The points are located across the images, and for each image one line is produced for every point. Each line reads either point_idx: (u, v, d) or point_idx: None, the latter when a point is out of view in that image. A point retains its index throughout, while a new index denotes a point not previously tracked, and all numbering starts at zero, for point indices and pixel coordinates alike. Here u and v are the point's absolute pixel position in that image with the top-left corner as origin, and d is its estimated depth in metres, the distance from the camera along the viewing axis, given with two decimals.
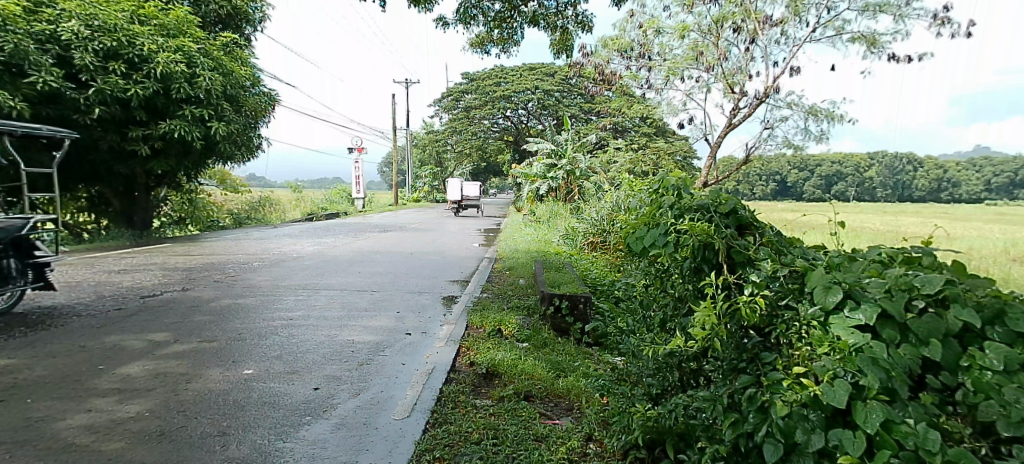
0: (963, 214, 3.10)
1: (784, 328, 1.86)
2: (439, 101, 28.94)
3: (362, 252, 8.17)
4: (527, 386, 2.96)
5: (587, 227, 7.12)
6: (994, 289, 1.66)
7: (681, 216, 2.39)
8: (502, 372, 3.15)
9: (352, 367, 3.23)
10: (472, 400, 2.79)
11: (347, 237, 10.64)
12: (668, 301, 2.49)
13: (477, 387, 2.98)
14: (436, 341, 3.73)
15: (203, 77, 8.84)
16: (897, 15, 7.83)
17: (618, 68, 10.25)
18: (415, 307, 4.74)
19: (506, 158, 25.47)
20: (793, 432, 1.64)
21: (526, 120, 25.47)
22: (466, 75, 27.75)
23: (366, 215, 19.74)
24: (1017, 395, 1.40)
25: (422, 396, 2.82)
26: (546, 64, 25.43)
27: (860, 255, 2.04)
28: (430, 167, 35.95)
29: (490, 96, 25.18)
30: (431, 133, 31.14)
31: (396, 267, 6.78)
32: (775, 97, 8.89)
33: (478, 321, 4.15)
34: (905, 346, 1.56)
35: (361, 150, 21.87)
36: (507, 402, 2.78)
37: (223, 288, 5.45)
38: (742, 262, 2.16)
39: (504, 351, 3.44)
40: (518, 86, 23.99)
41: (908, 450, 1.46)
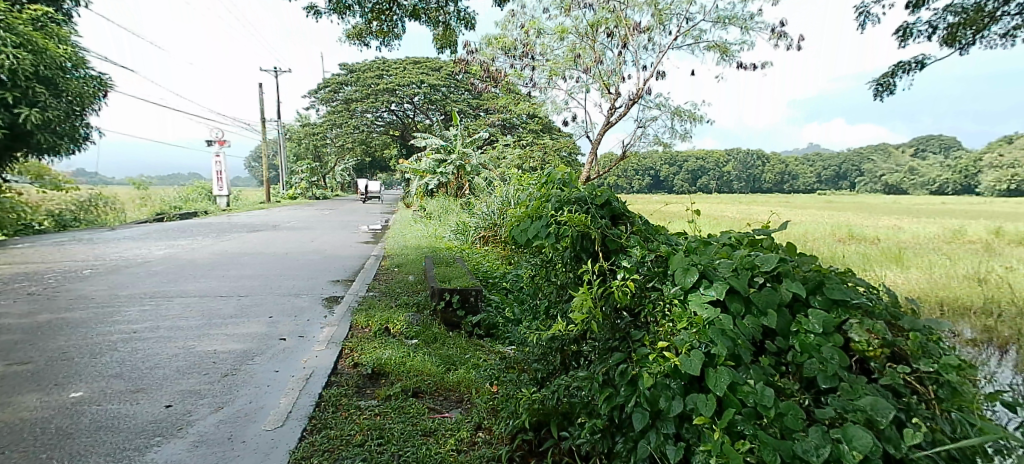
0: (805, 202, 4.94)
1: (650, 307, 2.02)
2: (316, 92, 27.38)
3: (226, 255, 7.51)
4: (416, 382, 2.92)
5: (478, 221, 7.18)
6: (817, 264, 1.93)
7: (561, 208, 2.48)
8: (389, 371, 3.07)
9: (213, 380, 2.97)
10: (356, 402, 2.70)
11: (210, 238, 9.72)
12: (551, 289, 2.56)
13: (361, 389, 2.89)
14: (316, 345, 3.55)
15: (5, 56, 7.74)
16: (743, 27, 8.81)
17: (503, 65, 10.49)
18: (291, 310, 4.46)
19: (392, 152, 24.83)
20: (657, 400, 1.78)
21: (411, 115, 24.82)
22: (344, 66, 26.65)
23: (232, 213, 18.18)
24: (832, 352, 1.65)
25: (297, 403, 2.67)
26: (430, 58, 25.11)
27: (714, 239, 2.25)
28: (308, 162, 33.96)
29: (373, 90, 24.35)
30: (307, 126, 29.39)
31: (267, 269, 6.33)
32: (646, 98, 9.55)
33: (362, 321, 4.01)
34: (748, 317, 1.77)
35: (222, 143, 19.97)
36: (393, 400, 2.72)
37: (41, 301, 4.73)
38: (615, 249, 2.30)
39: (392, 349, 3.37)
40: (402, 80, 23.38)
41: (749, 406, 1.64)
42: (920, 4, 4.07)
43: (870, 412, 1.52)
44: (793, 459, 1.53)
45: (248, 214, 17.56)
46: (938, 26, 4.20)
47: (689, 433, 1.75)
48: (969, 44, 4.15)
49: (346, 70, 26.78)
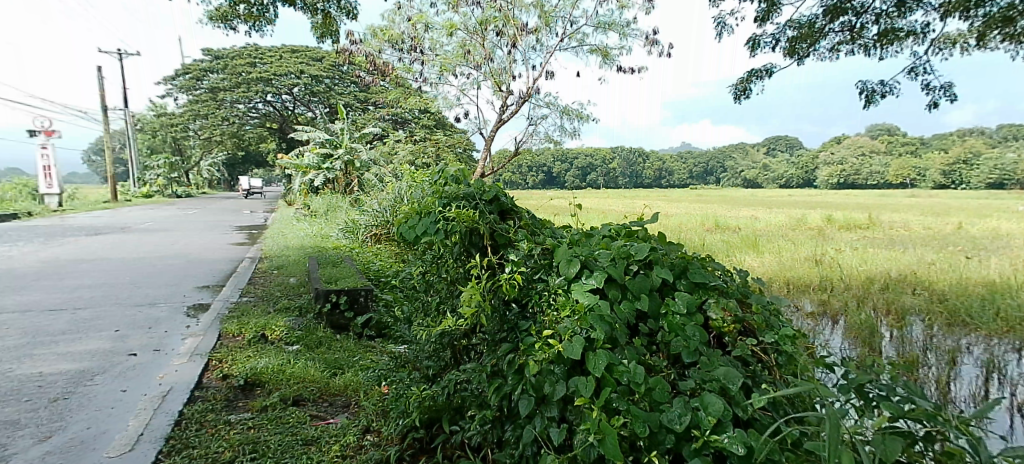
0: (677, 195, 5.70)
1: (537, 298, 2.10)
2: (175, 79, 24.71)
3: (59, 263, 6.58)
4: (297, 390, 2.78)
5: (368, 219, 6.96)
6: (683, 251, 2.12)
7: (449, 204, 2.48)
8: (265, 380, 2.90)
9: (40, 406, 2.62)
10: (225, 416, 2.51)
11: (40, 244, 8.44)
12: (440, 286, 2.51)
13: (231, 402, 2.68)
14: (176, 358, 3.25)
15: None
16: (622, 33, 9.35)
17: (390, 59, 10.27)
18: (145, 322, 4.04)
19: (269, 147, 23.18)
20: (542, 386, 1.86)
21: (290, 107, 23.27)
22: (209, 52, 24.31)
23: (69, 214, 15.89)
24: (694, 331, 1.82)
25: (151, 424, 2.42)
26: (310, 48, 23.73)
27: (595, 231, 2.38)
28: (168, 156, 30.57)
29: (244, 78, 22.47)
30: (166, 117, 26.48)
31: (116, 277, 5.64)
32: (537, 97, 9.81)
33: (233, 329, 3.73)
34: (624, 302, 1.91)
35: (51, 134, 17.37)
36: (270, 411, 2.57)
37: None
38: (504, 244, 2.35)
39: (269, 357, 3.17)
40: (277, 68, 21.78)
41: (623, 384, 1.76)
42: (765, 19, 4.59)
43: (723, 380, 1.69)
44: (660, 429, 1.66)
45: (90, 215, 15.46)
46: (781, 38, 4.75)
47: (570, 414, 1.84)
48: (805, 55, 4.75)
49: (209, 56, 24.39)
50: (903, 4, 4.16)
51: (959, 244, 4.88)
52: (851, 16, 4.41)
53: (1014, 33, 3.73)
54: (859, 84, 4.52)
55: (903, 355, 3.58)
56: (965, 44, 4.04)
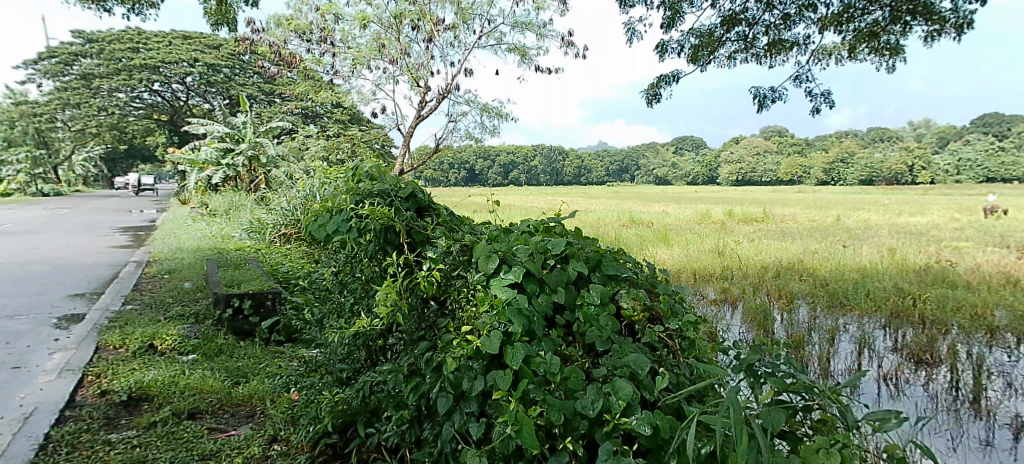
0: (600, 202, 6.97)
1: (455, 294, 2.08)
2: (39, 63, 21.93)
3: None
4: (192, 402, 2.58)
5: (276, 218, 6.60)
6: (597, 245, 2.20)
7: (362, 201, 2.40)
8: (153, 394, 2.66)
9: None
10: (106, 436, 2.29)
11: None
12: (355, 286, 2.39)
13: (112, 420, 2.44)
14: (43, 376, 2.91)
15: None
16: (538, 33, 9.51)
17: (297, 50, 9.79)
18: (4, 338, 3.57)
19: (159, 140, 21.21)
20: (460, 382, 1.85)
21: (182, 97, 21.43)
22: (77, 34, 21.71)
23: None
24: (607, 321, 1.89)
25: (10, 451, 2.15)
26: (204, 34, 21.96)
27: (514, 227, 2.40)
28: (31, 149, 27.10)
29: (124, 65, 20.34)
30: (31, 105, 23.48)
31: None
32: (456, 94, 9.73)
33: (115, 341, 3.40)
34: (542, 296, 1.94)
35: None
36: (160, 426, 2.37)
37: None
38: (421, 240, 2.29)
39: (159, 369, 2.92)
40: (165, 55, 19.95)
41: (539, 375, 1.79)
42: (670, 26, 4.84)
43: (633, 366, 1.76)
44: (574, 416, 1.71)
45: None
46: (685, 45, 5.03)
47: (489, 409, 1.85)
48: (706, 62, 5.07)
49: (81, 38, 21.81)
50: (788, 17, 4.55)
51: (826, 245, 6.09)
52: (745, 27, 4.75)
53: (879, 46, 4.18)
54: (753, 90, 4.89)
55: (791, 335, 3.92)
56: (840, 56, 4.48)
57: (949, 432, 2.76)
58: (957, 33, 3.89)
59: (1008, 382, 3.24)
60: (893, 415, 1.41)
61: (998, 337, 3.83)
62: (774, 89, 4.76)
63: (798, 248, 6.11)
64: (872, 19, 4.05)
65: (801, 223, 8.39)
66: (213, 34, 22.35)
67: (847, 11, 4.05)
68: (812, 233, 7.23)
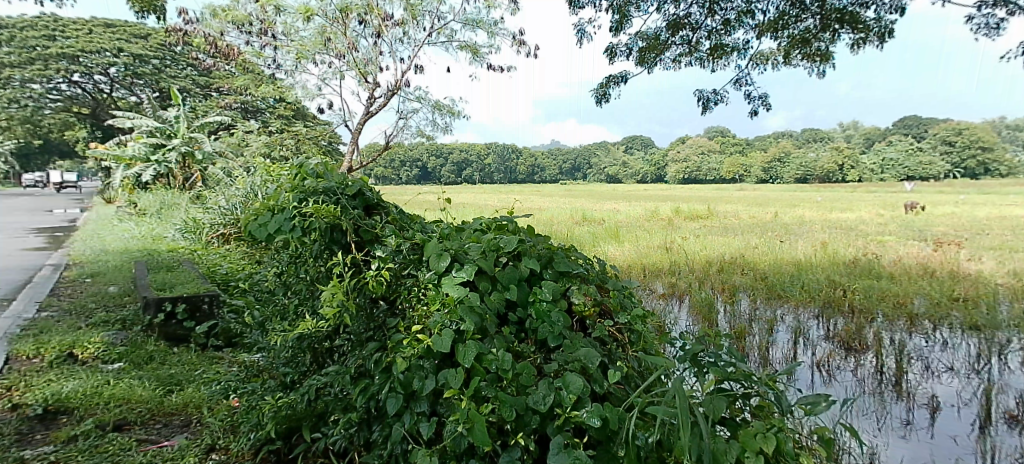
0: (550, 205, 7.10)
1: (406, 294, 2.03)
2: None
3: None
4: (118, 414, 2.42)
5: (213, 217, 6.30)
6: (550, 242, 2.20)
7: (305, 200, 2.31)
8: (74, 406, 2.48)
9: None
10: (18, 453, 2.11)
11: None
12: (299, 287, 2.29)
13: (26, 436, 2.26)
14: None
15: None
16: (489, 32, 9.48)
17: (236, 42, 9.34)
18: None
19: (79, 135, 19.62)
20: (411, 382, 1.81)
21: (107, 90, 19.99)
22: None
23: None
24: (559, 317, 1.89)
25: None
26: (131, 22, 20.59)
27: (466, 225, 2.37)
28: None
29: (39, 54, 18.77)
30: None
31: None
32: (406, 90, 9.57)
33: (29, 350, 3.15)
34: (495, 293, 1.93)
35: None
36: (81, 440, 2.21)
37: None
38: (370, 239, 2.23)
39: (80, 379, 2.72)
40: (87, 44, 18.58)
41: (491, 373, 1.77)
42: (618, 29, 4.93)
43: (583, 360, 1.77)
44: (526, 412, 1.71)
45: None
46: (633, 48, 5.13)
47: (441, 408, 1.82)
48: (653, 64, 5.19)
49: None
50: (728, 23, 4.72)
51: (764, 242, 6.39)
52: (689, 32, 4.88)
53: (811, 53, 4.39)
54: (697, 93, 5.04)
55: (733, 326, 4.07)
56: (776, 61, 4.69)
57: (875, 413, 2.95)
58: (879, 42, 4.15)
59: (926, 365, 3.48)
60: (824, 399, 1.48)
61: (917, 323, 4.11)
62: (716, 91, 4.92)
63: (740, 243, 6.37)
64: (805, 26, 4.24)
65: (742, 219, 8.78)
66: (142, 22, 21.01)
67: (782, 18, 4.24)
68: (752, 228, 7.56)
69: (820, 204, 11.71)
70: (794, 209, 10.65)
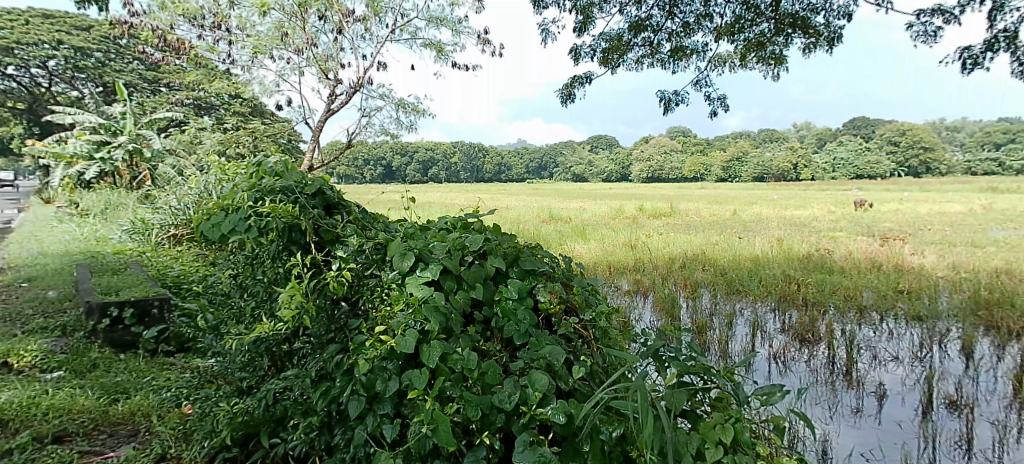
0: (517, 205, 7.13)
1: (368, 294, 2.00)
2: None
3: None
4: (58, 425, 2.30)
5: (165, 217, 6.04)
6: (515, 241, 2.20)
7: (262, 199, 2.25)
8: (9, 418, 2.34)
9: None
10: None
11: None
12: (256, 289, 2.18)
13: None
14: None
15: None
16: (454, 30, 9.42)
17: (186, 35, 8.91)
18: None
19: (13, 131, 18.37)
20: (373, 384, 1.78)
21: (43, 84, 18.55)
22: None
23: None
24: (524, 315, 1.89)
25: None
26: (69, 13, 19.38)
27: (431, 225, 2.34)
28: None
29: None
30: None
31: None
32: (369, 88, 9.41)
33: None
34: (460, 293, 1.92)
35: None
36: (17, 454, 2.08)
37: None
38: (331, 239, 2.18)
39: (16, 390, 2.56)
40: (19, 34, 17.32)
41: (456, 372, 1.76)
42: (583, 30, 4.96)
43: (549, 358, 1.78)
44: (491, 410, 1.70)
45: None
46: (597, 49, 5.18)
47: (405, 409, 1.79)
48: (616, 65, 5.25)
49: None
50: (688, 26, 4.82)
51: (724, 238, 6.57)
52: (651, 33, 4.96)
53: (766, 56, 4.52)
54: (659, 93, 5.13)
55: (695, 321, 4.16)
56: (733, 64, 4.82)
57: (827, 401, 3.06)
58: (829, 46, 4.32)
59: (874, 355, 3.64)
60: (778, 389, 1.53)
61: (865, 315, 4.29)
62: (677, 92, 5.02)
63: (701, 240, 6.53)
64: (760, 30, 4.37)
65: (703, 217, 9.02)
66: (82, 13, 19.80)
67: (738, 21, 4.36)
68: (712, 225, 7.76)
69: (776, 201, 12.11)
70: (751, 207, 10.98)
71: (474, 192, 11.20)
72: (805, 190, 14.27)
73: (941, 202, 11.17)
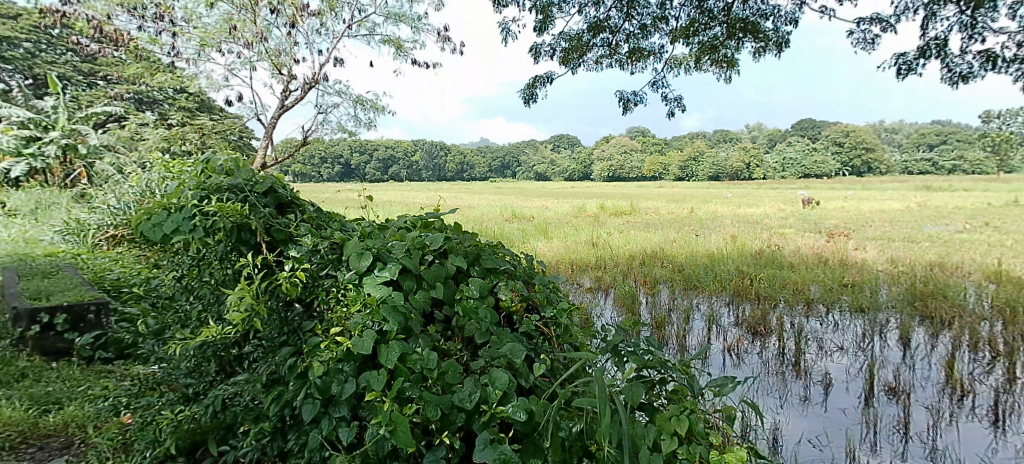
0: None
1: (324, 295, 1.95)
2: None
3: None
4: None
5: (103, 218, 5.69)
6: (476, 240, 2.19)
7: (208, 197, 2.11)
8: None
9: None
10: None
11: None
12: (202, 292, 2.08)
13: None
14: None
15: None
16: (413, 27, 9.30)
17: (126, 26, 8.46)
18: None
19: None
20: (329, 387, 1.73)
21: None
22: None
23: None
24: (485, 314, 1.88)
25: None
26: None
27: (390, 223, 2.30)
28: None
29: None
30: None
31: None
32: (325, 84, 9.17)
33: None
34: (419, 292, 1.89)
35: None
36: None
37: None
38: (283, 239, 2.10)
39: None
40: None
41: (415, 373, 1.73)
42: (542, 29, 4.98)
43: (509, 356, 1.78)
44: (451, 410, 1.68)
45: None
46: (556, 48, 5.22)
47: (362, 411, 1.76)
48: (576, 65, 5.29)
49: None
50: (644, 28, 4.91)
51: (682, 236, 6.73)
52: (609, 34, 5.02)
53: (719, 59, 4.64)
54: (619, 94, 5.20)
55: (653, 317, 4.24)
56: (688, 66, 4.93)
57: (778, 391, 3.17)
58: (778, 51, 4.47)
59: (821, 346, 3.80)
60: (731, 381, 1.58)
61: (812, 308, 4.48)
62: (635, 92, 5.11)
63: (659, 238, 6.66)
64: (713, 34, 4.49)
65: (661, 215, 9.23)
66: None
67: (692, 25, 4.47)
68: (670, 223, 7.94)
69: (729, 199, 12.50)
70: (707, 205, 11.29)
71: (436, 191, 11.10)
72: (757, 189, 14.81)
73: (881, 199, 11.77)
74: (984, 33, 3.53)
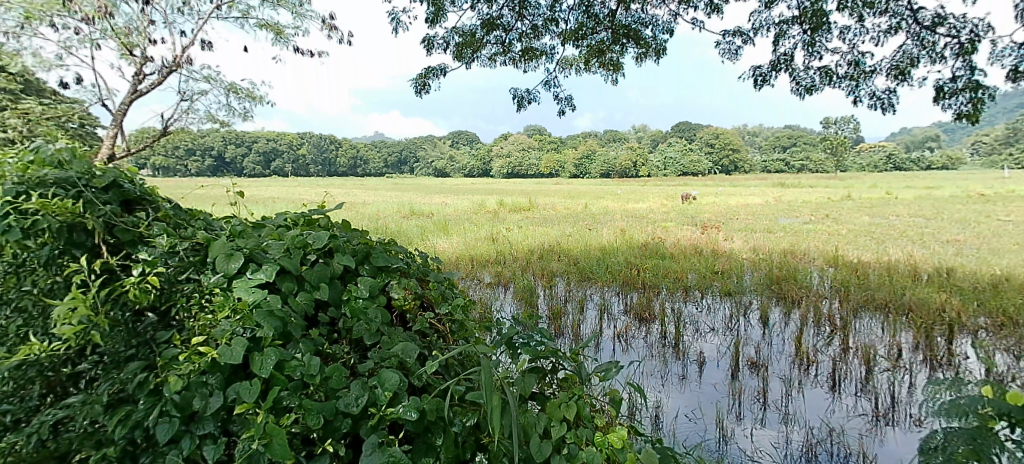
0: None
1: (184, 302, 1.76)
2: None
3: None
4: None
5: None
6: (366, 238, 2.10)
7: (28, 192, 1.74)
8: None
9: None
10: None
11: None
12: (20, 303, 1.71)
13: None
14: None
15: None
16: (294, 12, 8.71)
17: None
18: None
19: None
20: (190, 403, 1.57)
21: None
22: None
23: None
24: (375, 313, 1.82)
25: None
26: None
27: (268, 221, 2.13)
28: None
29: None
30: None
31: None
32: (190, 68, 8.29)
33: None
34: (301, 294, 1.77)
35: None
36: None
37: None
38: (131, 241, 1.85)
39: None
40: None
41: (294, 380, 1.62)
42: (435, 22, 4.89)
43: (400, 355, 1.72)
44: (335, 416, 1.59)
45: None
46: (450, 42, 5.15)
47: (234, 425, 1.61)
48: (470, 60, 5.26)
49: None
50: (536, 28, 5.01)
51: (577, 231, 6.99)
52: (502, 32, 5.04)
53: (606, 62, 4.86)
54: (513, 92, 5.27)
55: (548, 309, 4.36)
56: (578, 66, 5.10)
57: (659, 372, 3.39)
58: (656, 57, 4.76)
59: (697, 328, 4.13)
60: (614, 365, 1.65)
61: (690, 294, 4.86)
62: (529, 90, 5.21)
63: (556, 232, 6.87)
64: (599, 38, 4.68)
65: (558, 210, 9.57)
66: None
67: (581, 28, 4.62)
68: (566, 218, 8.21)
69: (619, 196, 13.23)
70: (597, 201, 11.85)
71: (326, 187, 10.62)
72: (643, 186, 15.85)
73: (746, 193, 13.15)
74: (822, 51, 4.00)
